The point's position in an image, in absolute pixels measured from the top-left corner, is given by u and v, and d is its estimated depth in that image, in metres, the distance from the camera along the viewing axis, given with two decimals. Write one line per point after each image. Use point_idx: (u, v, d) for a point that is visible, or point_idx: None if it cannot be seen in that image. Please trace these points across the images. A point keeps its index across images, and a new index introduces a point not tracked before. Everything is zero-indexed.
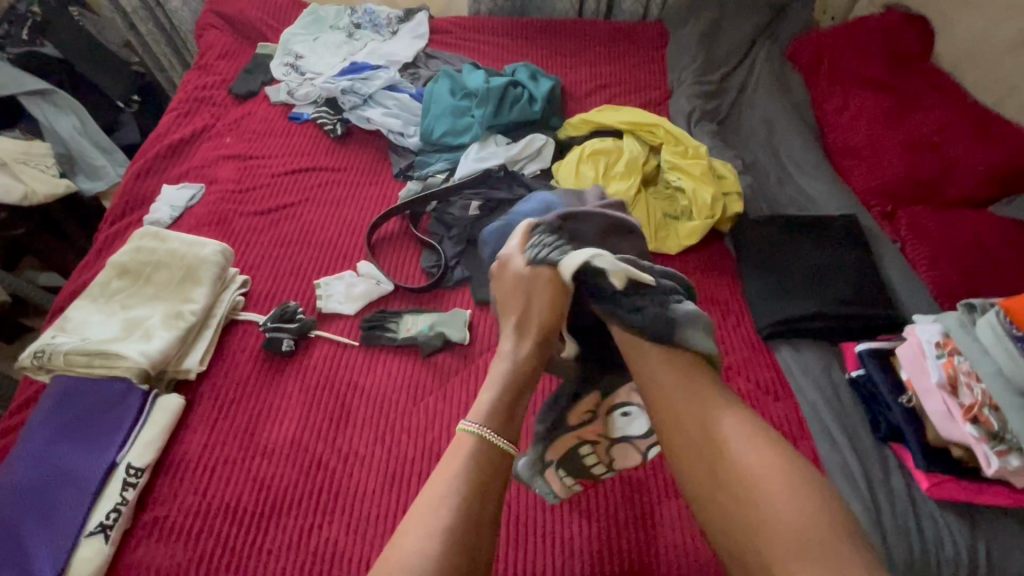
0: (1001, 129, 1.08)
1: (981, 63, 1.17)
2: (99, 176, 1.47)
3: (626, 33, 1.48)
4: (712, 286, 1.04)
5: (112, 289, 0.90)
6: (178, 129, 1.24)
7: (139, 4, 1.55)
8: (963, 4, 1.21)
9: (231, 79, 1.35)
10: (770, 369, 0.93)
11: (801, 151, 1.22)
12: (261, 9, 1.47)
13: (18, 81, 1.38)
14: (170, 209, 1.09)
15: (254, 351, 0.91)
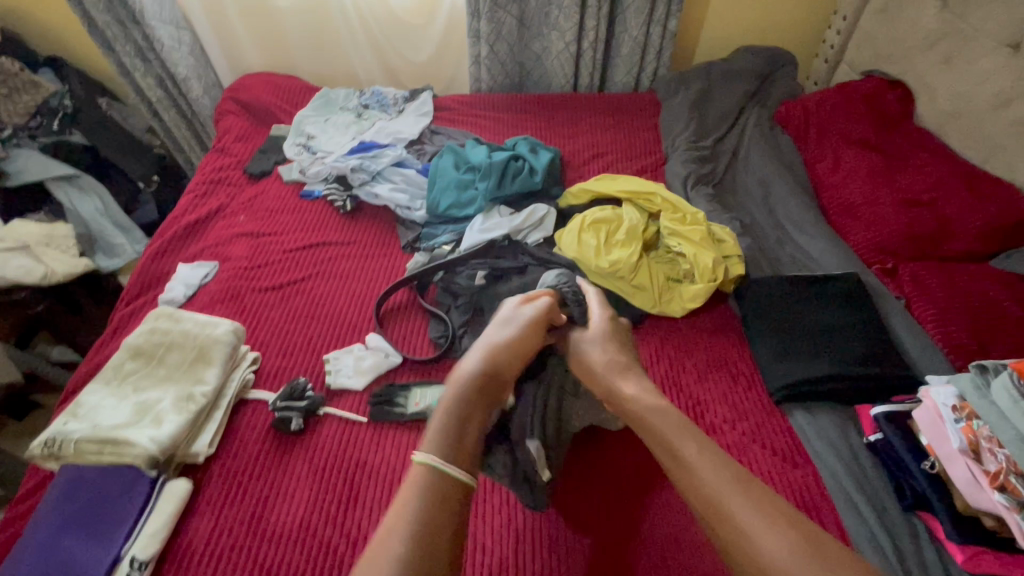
0: (990, 187, 1.10)
1: (963, 123, 1.20)
2: (116, 254, 1.52)
3: (620, 104, 1.56)
4: (721, 349, 1.04)
5: (125, 371, 0.91)
6: (195, 209, 1.30)
7: (164, 94, 1.62)
8: (939, 69, 1.26)
9: (246, 159, 1.42)
10: (785, 434, 0.91)
11: (798, 211, 1.25)
12: (276, 95, 1.56)
13: (47, 168, 1.45)
14: (184, 287, 1.12)
15: (264, 430, 0.90)
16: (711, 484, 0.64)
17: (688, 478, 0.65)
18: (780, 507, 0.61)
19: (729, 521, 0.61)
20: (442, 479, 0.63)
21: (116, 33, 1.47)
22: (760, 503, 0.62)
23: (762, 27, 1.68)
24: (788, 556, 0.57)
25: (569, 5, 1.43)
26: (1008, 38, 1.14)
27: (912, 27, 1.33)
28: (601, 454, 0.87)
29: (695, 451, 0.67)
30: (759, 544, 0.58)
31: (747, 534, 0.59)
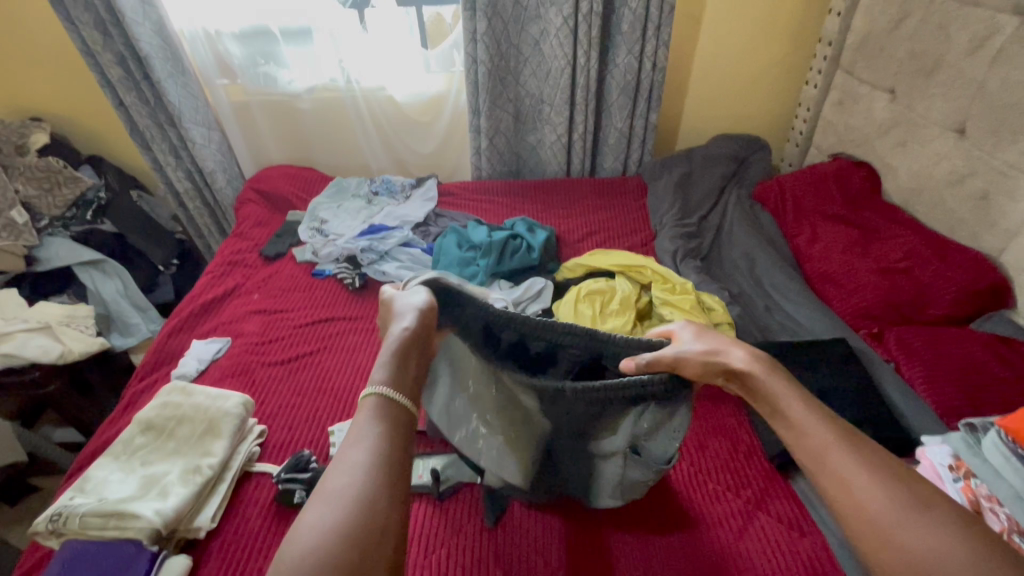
0: (959, 253, 1.16)
1: (927, 198, 1.30)
2: (131, 333, 1.62)
3: (609, 187, 1.69)
4: (719, 414, 1.06)
5: (135, 445, 0.93)
6: (212, 288, 1.38)
7: (191, 185, 1.76)
8: (898, 151, 1.38)
9: (263, 243, 1.52)
10: (791, 503, 0.90)
11: (783, 280, 1.31)
12: (293, 184, 1.70)
13: (75, 253, 1.55)
14: (197, 362, 1.16)
15: (267, 504, 0.91)
16: (830, 446, 0.57)
17: (799, 438, 0.60)
18: (901, 474, 0.54)
19: (848, 485, 0.54)
20: (393, 408, 0.60)
21: (154, 135, 1.64)
22: (883, 470, 0.54)
23: (735, 118, 1.86)
24: (909, 525, 0.51)
25: (559, 104, 1.61)
26: (952, 124, 1.23)
27: (868, 116, 1.48)
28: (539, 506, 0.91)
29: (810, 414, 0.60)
30: (882, 515, 0.52)
31: (868, 501, 0.53)
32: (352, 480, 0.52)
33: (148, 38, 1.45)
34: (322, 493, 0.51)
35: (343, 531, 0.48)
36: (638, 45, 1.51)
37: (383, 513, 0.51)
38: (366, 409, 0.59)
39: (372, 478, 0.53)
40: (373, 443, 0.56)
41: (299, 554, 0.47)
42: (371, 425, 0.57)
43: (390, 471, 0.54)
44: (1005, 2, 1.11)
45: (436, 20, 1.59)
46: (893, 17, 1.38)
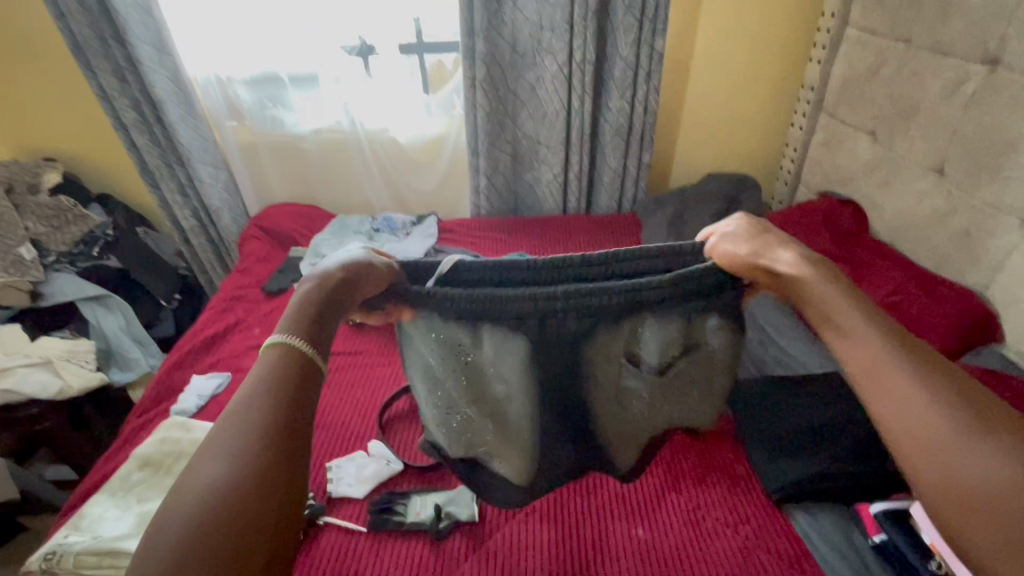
0: (945, 289, 1.19)
1: (913, 235, 1.34)
2: (130, 367, 1.61)
3: (604, 224, 1.73)
4: (717, 448, 1.07)
5: (132, 481, 0.93)
6: (214, 323, 1.39)
7: (197, 222, 1.81)
8: (882, 190, 1.43)
9: (265, 278, 1.55)
10: (790, 540, 0.90)
11: (775, 315, 1.33)
12: (296, 221, 1.74)
13: (79, 288, 1.57)
14: (197, 398, 1.17)
15: None
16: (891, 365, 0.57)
17: (856, 350, 0.59)
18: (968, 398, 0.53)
19: (907, 398, 0.54)
20: (285, 360, 0.58)
21: (164, 174, 1.70)
22: (945, 391, 0.53)
23: (726, 158, 1.92)
24: (968, 444, 0.50)
25: (555, 145, 1.67)
26: (932, 164, 1.29)
27: (853, 157, 1.54)
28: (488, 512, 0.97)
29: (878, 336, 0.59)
30: (929, 429, 0.52)
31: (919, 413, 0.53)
32: (234, 436, 0.51)
33: (163, 85, 1.53)
34: (208, 445, 0.51)
35: (215, 487, 0.48)
36: (630, 90, 1.58)
37: (262, 465, 0.50)
38: (267, 359, 0.58)
39: (256, 434, 0.51)
40: (262, 396, 0.54)
41: (173, 507, 0.47)
42: (267, 376, 0.56)
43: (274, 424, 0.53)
44: (972, 52, 1.18)
45: (437, 67, 1.67)
46: (870, 65, 1.46)
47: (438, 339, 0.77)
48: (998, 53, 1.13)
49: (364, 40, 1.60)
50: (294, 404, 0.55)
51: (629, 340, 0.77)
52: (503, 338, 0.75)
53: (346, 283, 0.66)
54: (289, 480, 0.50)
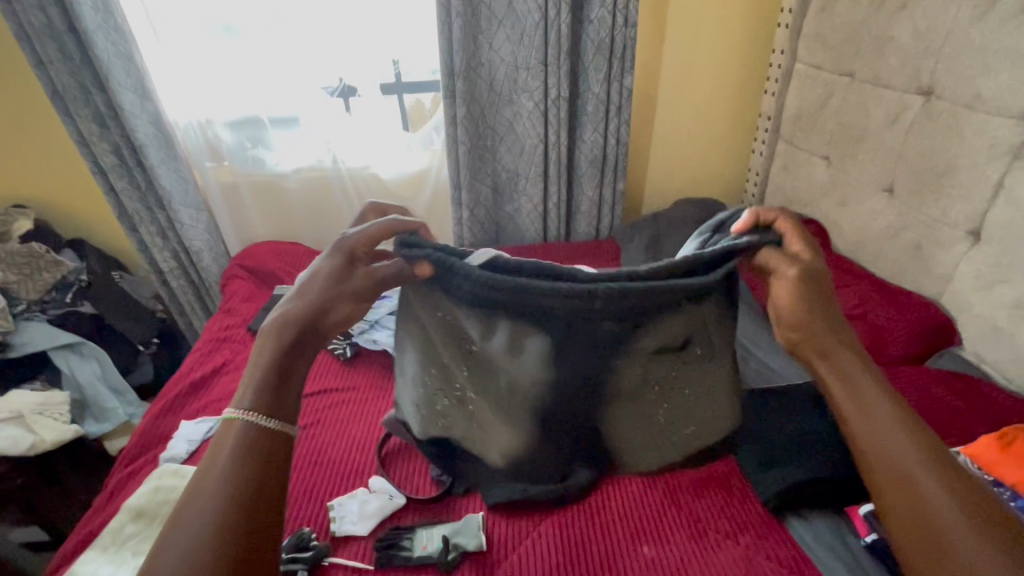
0: (906, 297, 1.29)
1: (871, 250, 1.44)
2: (105, 418, 1.56)
3: (585, 250, 1.80)
4: (711, 459, 1.11)
5: (125, 535, 0.89)
6: (201, 366, 1.37)
7: (176, 264, 1.78)
8: (839, 209, 1.54)
9: (251, 318, 1.54)
10: (788, 545, 0.93)
11: (753, 330, 1.40)
12: (280, 259, 1.73)
13: (52, 337, 1.52)
14: (187, 443, 1.14)
15: None
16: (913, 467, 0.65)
17: (877, 439, 0.68)
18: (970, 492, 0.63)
19: (919, 495, 0.63)
20: (255, 432, 0.65)
21: (143, 217, 1.68)
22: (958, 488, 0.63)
23: (694, 183, 2.03)
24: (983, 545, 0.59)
25: (534, 176, 1.73)
26: (882, 184, 1.40)
27: (810, 180, 1.66)
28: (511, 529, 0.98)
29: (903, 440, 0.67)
30: (947, 523, 0.61)
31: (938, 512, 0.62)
32: (189, 520, 0.58)
33: (143, 128, 1.53)
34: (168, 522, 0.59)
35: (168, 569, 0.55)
36: (602, 124, 1.67)
37: (226, 538, 0.58)
38: (235, 436, 0.65)
39: (223, 508, 0.59)
40: (224, 480, 0.61)
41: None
42: (230, 459, 0.63)
43: (235, 501, 0.60)
44: (908, 84, 1.31)
45: (416, 106, 1.72)
46: (820, 96, 1.60)
47: (448, 318, 0.87)
48: (931, 85, 1.26)
49: (345, 82, 1.64)
50: (250, 493, 0.61)
51: (658, 338, 0.83)
52: (499, 333, 0.84)
53: (328, 289, 0.77)
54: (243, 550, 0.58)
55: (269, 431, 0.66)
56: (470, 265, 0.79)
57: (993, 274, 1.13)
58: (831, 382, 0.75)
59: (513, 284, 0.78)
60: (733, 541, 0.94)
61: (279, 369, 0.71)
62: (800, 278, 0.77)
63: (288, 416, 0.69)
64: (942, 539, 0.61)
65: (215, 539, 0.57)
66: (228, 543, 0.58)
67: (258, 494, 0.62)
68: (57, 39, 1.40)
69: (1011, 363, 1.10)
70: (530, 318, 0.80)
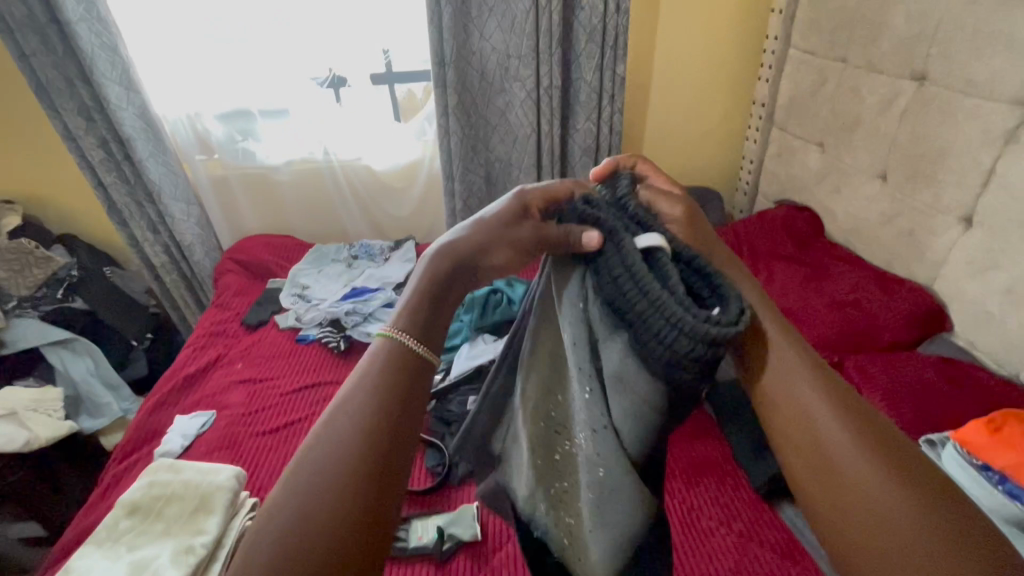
0: (899, 285, 1.29)
1: (865, 237, 1.44)
2: (101, 414, 1.57)
3: None
4: (703, 447, 1.11)
5: (121, 529, 0.90)
6: (194, 361, 1.37)
7: (168, 258, 1.77)
8: (833, 197, 1.54)
9: (244, 312, 1.53)
10: (778, 531, 0.94)
11: None
12: (273, 252, 1.73)
13: (43, 333, 1.51)
14: (182, 438, 1.14)
15: None
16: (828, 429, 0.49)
17: (778, 379, 0.54)
18: (884, 438, 0.48)
19: (822, 446, 0.49)
20: (401, 355, 0.51)
21: (133, 212, 1.67)
22: (868, 435, 0.48)
23: (689, 172, 2.02)
24: (905, 504, 0.44)
25: (528, 166, 1.72)
26: (875, 171, 1.40)
27: (804, 167, 1.65)
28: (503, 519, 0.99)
29: (811, 390, 0.52)
30: (853, 479, 0.46)
31: (862, 490, 0.46)
32: (314, 459, 0.44)
33: (131, 121, 1.52)
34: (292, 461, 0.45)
35: (281, 523, 0.41)
36: (596, 112, 1.65)
37: (346, 495, 0.43)
38: (377, 357, 0.51)
39: (347, 452, 0.44)
40: (353, 408, 0.47)
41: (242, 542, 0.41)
42: (369, 383, 0.49)
43: (369, 439, 0.45)
44: (902, 70, 1.30)
45: (407, 96, 1.70)
46: (814, 82, 1.58)
47: (576, 324, 0.62)
48: (924, 70, 1.25)
49: (335, 72, 1.62)
50: (384, 426, 0.46)
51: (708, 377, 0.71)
52: (635, 362, 0.58)
53: (461, 266, 0.58)
54: (368, 517, 0.43)
55: (415, 358, 0.51)
56: (636, 241, 0.58)
57: (985, 260, 1.13)
58: (751, 326, 0.57)
59: (643, 301, 0.54)
60: (725, 528, 0.95)
61: (419, 315, 0.54)
62: (687, 210, 0.69)
63: (432, 343, 0.53)
64: (841, 490, 0.46)
65: (337, 485, 0.43)
66: (346, 505, 0.42)
67: (391, 438, 0.46)
68: (40, 32, 1.39)
69: (1002, 349, 1.10)
70: (648, 356, 0.55)
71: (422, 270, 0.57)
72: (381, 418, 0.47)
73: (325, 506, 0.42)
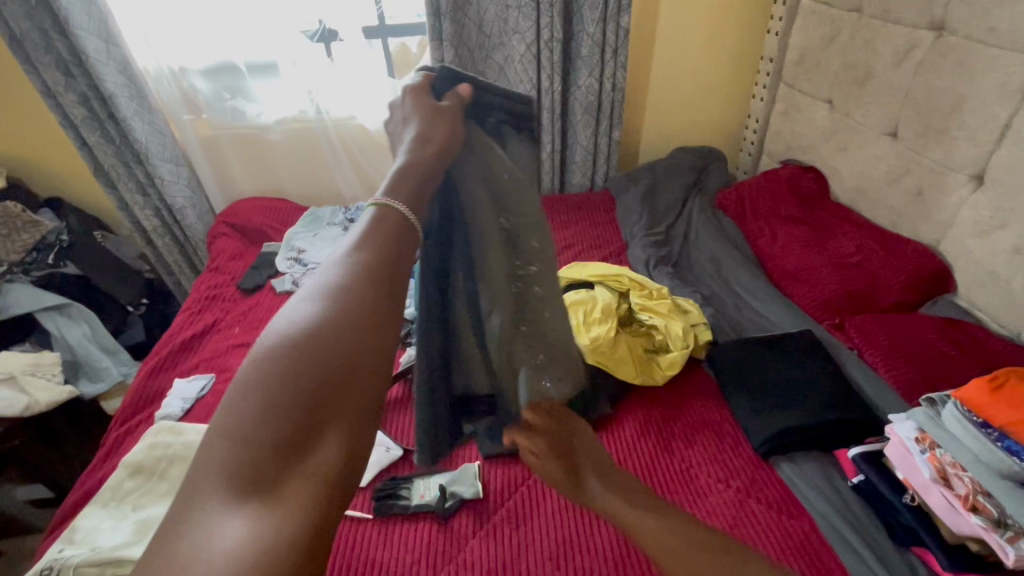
0: (904, 246, 1.27)
1: (871, 197, 1.41)
2: (100, 378, 1.56)
3: (580, 203, 1.75)
4: (702, 407, 1.12)
5: (124, 490, 0.90)
6: (191, 325, 1.36)
7: (159, 222, 1.74)
8: (840, 155, 1.50)
9: (239, 276, 1.51)
10: (777, 487, 0.95)
11: (749, 279, 1.38)
12: (267, 215, 1.69)
13: (38, 299, 1.49)
14: (182, 402, 1.13)
15: None
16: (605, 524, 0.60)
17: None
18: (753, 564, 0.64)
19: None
20: (398, 215, 0.51)
21: (120, 173, 1.62)
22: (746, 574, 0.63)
23: (691, 131, 1.97)
24: None
25: None
26: (885, 128, 1.35)
27: (812, 126, 1.60)
28: (505, 474, 1.00)
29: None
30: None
31: None
32: (324, 299, 0.43)
33: (113, 78, 1.46)
34: (290, 303, 0.44)
35: (297, 341, 0.40)
36: (597, 67, 1.59)
37: (347, 332, 0.42)
38: (376, 218, 0.50)
39: (344, 300, 0.44)
40: (356, 257, 0.47)
41: (248, 363, 0.39)
42: (370, 238, 0.48)
43: (366, 285, 0.45)
44: (919, 20, 1.24)
45: (401, 50, 1.62)
46: (826, 35, 1.52)
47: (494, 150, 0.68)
48: (944, 19, 1.19)
49: (325, 25, 1.55)
50: (389, 279, 0.47)
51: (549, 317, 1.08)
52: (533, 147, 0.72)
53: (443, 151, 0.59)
54: (375, 361, 0.42)
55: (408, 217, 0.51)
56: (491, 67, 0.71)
57: (993, 219, 1.11)
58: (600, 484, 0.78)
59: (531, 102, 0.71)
60: (722, 483, 0.97)
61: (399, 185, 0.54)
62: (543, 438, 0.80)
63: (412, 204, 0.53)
64: None
65: (344, 327, 0.42)
66: (347, 344, 0.41)
67: (391, 285, 0.47)
68: None
69: (1005, 310, 1.09)
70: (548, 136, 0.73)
71: (405, 166, 0.55)
72: (378, 263, 0.47)
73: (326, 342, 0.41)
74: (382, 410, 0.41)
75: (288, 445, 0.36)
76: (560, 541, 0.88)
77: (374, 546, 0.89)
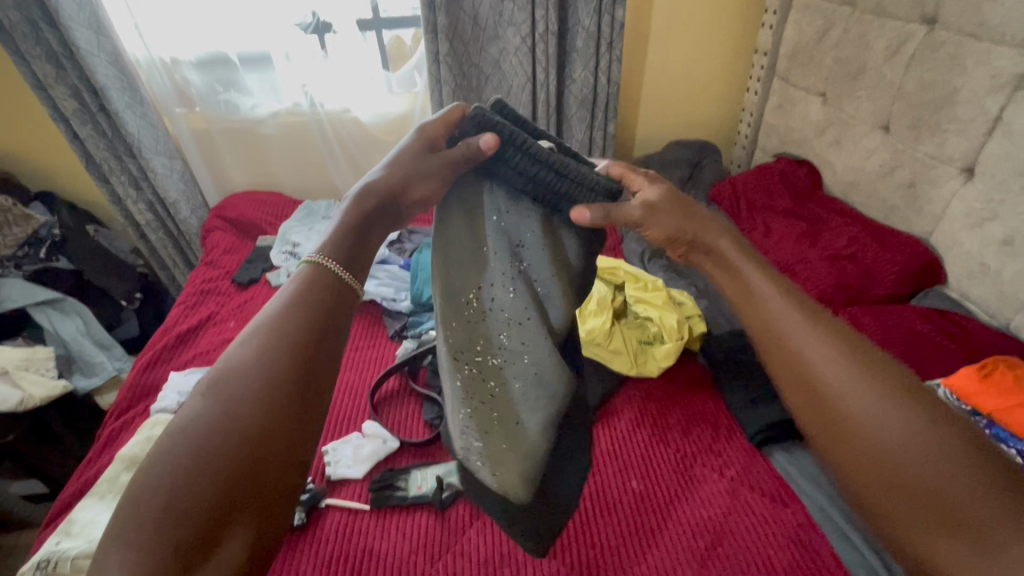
0: (895, 239, 1.28)
1: (864, 189, 1.42)
2: (94, 372, 1.55)
3: None
4: (697, 399, 1.12)
5: (121, 482, 0.90)
6: (186, 319, 1.35)
7: (153, 216, 1.73)
8: (833, 149, 1.51)
9: (235, 270, 1.51)
10: (769, 476, 0.96)
11: None
12: (262, 210, 1.69)
13: (30, 294, 1.48)
14: (177, 395, 1.13)
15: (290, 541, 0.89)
16: (842, 383, 0.53)
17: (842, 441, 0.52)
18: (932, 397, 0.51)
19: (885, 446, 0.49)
20: (316, 286, 0.58)
21: (112, 166, 1.61)
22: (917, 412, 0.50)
23: (686, 124, 1.97)
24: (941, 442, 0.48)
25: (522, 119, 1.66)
26: (878, 122, 1.37)
27: (805, 119, 1.61)
28: None
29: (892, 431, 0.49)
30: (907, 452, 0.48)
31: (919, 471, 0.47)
32: (222, 387, 0.50)
33: (105, 70, 1.44)
34: (201, 389, 0.51)
35: (204, 432, 0.47)
36: (593, 60, 1.59)
37: (249, 422, 0.49)
38: (297, 289, 0.58)
39: (258, 381, 0.51)
40: (273, 334, 0.54)
41: (150, 454, 0.46)
42: (294, 309, 0.56)
43: (277, 362, 0.52)
44: (912, 14, 1.26)
45: (396, 43, 1.63)
46: (819, 29, 1.53)
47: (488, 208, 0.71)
48: (936, 12, 1.20)
49: (319, 17, 1.53)
50: (307, 359, 0.54)
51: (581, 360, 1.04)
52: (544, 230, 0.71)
53: (387, 199, 0.69)
54: (283, 443, 0.49)
55: (324, 289, 0.59)
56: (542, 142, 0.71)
57: (984, 211, 1.12)
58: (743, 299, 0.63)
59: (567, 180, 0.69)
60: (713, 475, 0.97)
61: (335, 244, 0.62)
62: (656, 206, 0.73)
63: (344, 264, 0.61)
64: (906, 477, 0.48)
65: (253, 413, 0.49)
66: (255, 428, 0.49)
67: (300, 359, 0.53)
68: None
69: (996, 301, 1.11)
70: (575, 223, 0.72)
71: (343, 214, 0.66)
72: (288, 339, 0.54)
73: (236, 431, 0.48)
74: (286, 487, 0.49)
75: (189, 542, 0.43)
76: (557, 532, 0.89)
77: (372, 537, 0.90)
